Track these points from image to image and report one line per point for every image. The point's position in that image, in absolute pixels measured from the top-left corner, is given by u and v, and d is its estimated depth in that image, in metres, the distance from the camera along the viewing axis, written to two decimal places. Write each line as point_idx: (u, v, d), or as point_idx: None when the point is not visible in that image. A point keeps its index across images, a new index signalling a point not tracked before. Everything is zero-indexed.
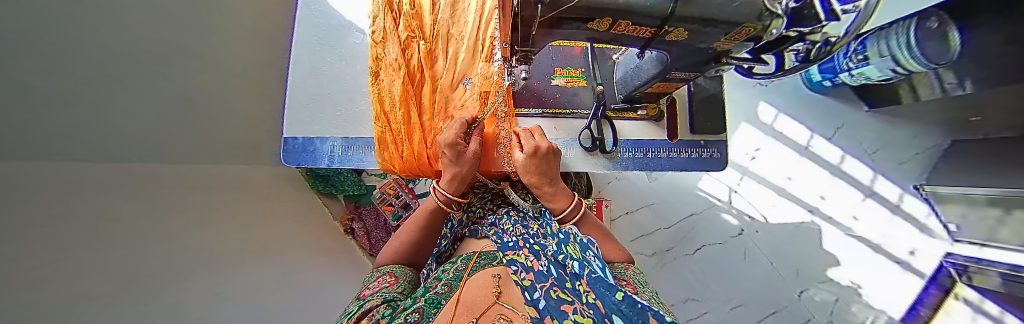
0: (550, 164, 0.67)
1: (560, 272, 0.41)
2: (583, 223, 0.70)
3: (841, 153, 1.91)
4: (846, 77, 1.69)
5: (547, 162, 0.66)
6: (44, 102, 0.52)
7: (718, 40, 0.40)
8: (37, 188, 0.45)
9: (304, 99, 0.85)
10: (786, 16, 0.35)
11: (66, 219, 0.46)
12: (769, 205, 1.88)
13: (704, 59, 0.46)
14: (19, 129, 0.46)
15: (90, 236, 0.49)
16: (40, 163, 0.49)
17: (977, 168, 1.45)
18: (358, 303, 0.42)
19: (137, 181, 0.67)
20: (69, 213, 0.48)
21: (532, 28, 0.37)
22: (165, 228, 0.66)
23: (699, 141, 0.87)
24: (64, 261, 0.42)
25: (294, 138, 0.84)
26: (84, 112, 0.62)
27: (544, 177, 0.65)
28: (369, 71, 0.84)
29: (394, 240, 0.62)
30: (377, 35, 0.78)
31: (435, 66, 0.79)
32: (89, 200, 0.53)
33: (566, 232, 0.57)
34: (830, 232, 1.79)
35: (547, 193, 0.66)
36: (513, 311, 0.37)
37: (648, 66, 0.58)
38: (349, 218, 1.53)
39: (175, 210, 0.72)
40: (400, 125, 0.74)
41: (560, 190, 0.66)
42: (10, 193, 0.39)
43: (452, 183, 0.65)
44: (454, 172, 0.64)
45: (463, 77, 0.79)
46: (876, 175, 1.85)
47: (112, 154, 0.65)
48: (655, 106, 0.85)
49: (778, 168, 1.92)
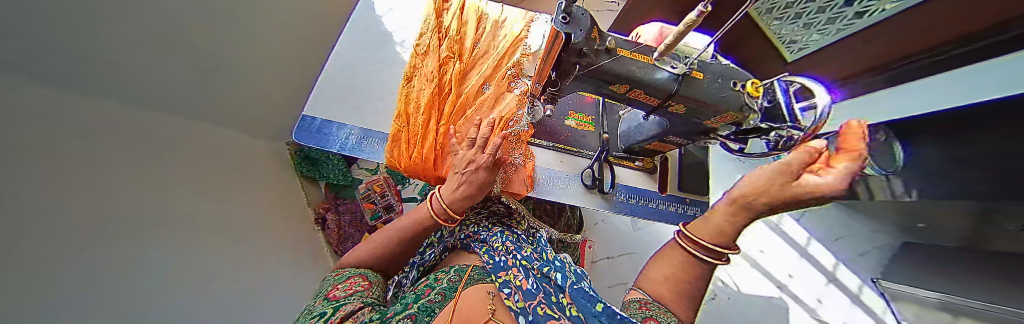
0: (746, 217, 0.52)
1: (546, 287, 0.47)
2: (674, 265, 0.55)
3: (807, 234, 2.07)
4: None
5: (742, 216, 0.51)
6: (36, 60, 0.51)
7: (709, 119, 0.50)
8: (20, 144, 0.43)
9: (331, 90, 0.90)
10: (759, 113, 0.46)
11: (11, 167, 0.43)
12: (741, 274, 1.96)
13: (694, 131, 0.58)
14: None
15: (33, 194, 0.45)
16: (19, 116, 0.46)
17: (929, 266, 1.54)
18: (333, 305, 0.43)
19: (110, 148, 0.64)
20: (15, 160, 0.44)
21: (564, 82, 0.48)
22: (113, 192, 0.61)
23: (684, 198, 1.00)
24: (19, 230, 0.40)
25: (313, 118, 0.85)
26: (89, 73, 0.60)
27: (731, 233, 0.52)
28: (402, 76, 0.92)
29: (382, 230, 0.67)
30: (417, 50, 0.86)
31: (465, 82, 0.86)
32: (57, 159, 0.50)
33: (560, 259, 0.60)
34: (797, 312, 1.83)
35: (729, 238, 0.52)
36: None
37: (649, 126, 0.68)
38: (324, 208, 1.57)
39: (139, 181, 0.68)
40: (418, 127, 0.80)
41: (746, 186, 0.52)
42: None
43: (455, 194, 0.64)
44: (464, 180, 0.64)
45: (485, 83, 0.87)
46: (837, 262, 1.99)
47: (64, 103, 0.60)
48: (651, 160, 0.99)
49: (751, 240, 2.05)
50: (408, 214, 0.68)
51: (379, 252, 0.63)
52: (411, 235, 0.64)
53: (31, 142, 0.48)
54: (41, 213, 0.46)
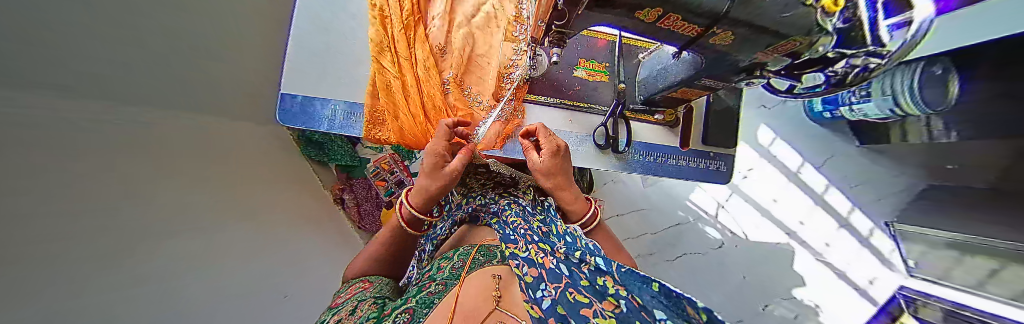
0: (566, 164, 0.71)
1: (573, 270, 0.42)
2: (596, 230, 0.72)
3: (826, 182, 1.98)
4: (846, 111, 1.72)
5: (563, 162, 0.71)
6: (65, 67, 0.53)
7: (761, 51, 0.45)
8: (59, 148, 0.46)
9: (304, 59, 0.78)
10: (835, 35, 0.37)
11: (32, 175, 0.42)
12: (752, 224, 1.96)
13: (741, 66, 0.53)
14: (21, 87, 0.44)
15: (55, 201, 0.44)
16: (51, 119, 0.48)
17: (974, 212, 1.49)
18: (333, 312, 0.48)
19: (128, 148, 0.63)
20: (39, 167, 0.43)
21: (580, 9, 0.41)
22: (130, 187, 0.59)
23: (708, 152, 1.00)
24: (48, 233, 0.42)
25: (293, 96, 0.77)
26: (98, 72, 0.60)
27: (562, 175, 0.69)
28: (365, 24, 0.80)
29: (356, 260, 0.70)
30: (386, 12, 0.75)
31: (427, 13, 0.79)
32: (95, 159, 0.54)
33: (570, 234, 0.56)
34: (803, 257, 1.86)
35: (566, 196, 0.70)
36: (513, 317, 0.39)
37: (683, 67, 0.65)
38: (340, 189, 1.67)
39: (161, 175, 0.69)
40: (394, 80, 0.74)
41: (565, 174, 0.70)
42: (6, 153, 0.37)
43: (421, 199, 0.64)
44: (425, 184, 0.62)
45: (453, 13, 0.81)
46: (853, 208, 1.94)
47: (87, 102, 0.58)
48: (672, 112, 0.96)
49: (767, 190, 1.99)
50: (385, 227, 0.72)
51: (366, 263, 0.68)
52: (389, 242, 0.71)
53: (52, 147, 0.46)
54: (60, 219, 0.45)
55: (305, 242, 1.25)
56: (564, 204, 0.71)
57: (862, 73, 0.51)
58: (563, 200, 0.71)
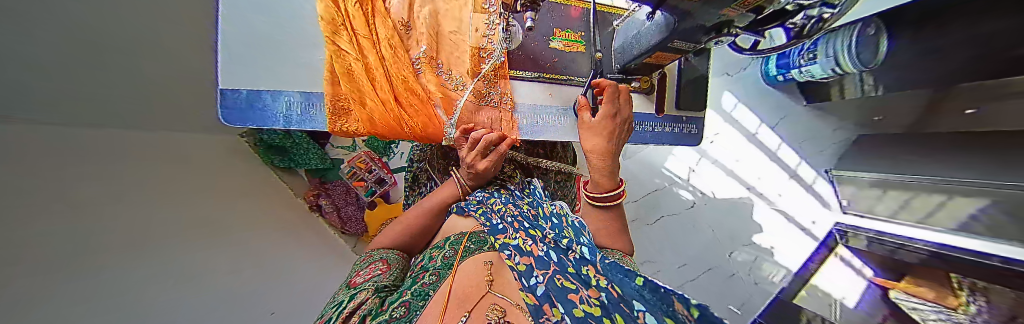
0: (611, 134, 0.78)
1: (560, 258, 0.43)
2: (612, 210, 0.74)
3: (779, 140, 2.20)
4: (796, 72, 1.86)
5: (619, 128, 0.79)
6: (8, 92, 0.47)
7: (730, 6, 0.48)
8: (16, 172, 0.42)
9: (249, 46, 0.68)
10: None
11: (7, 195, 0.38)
12: (718, 183, 2.15)
13: (711, 25, 0.57)
14: None
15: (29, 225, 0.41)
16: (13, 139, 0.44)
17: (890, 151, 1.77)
18: (352, 291, 0.49)
19: (74, 166, 0.55)
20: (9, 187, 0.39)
21: None
22: (85, 208, 0.54)
23: (681, 117, 1.05)
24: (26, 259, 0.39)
25: (236, 91, 0.69)
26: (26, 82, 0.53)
27: (606, 150, 0.74)
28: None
29: (385, 233, 0.73)
30: None
31: None
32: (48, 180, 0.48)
33: (556, 214, 0.59)
34: (761, 206, 2.09)
35: (599, 165, 0.73)
36: (505, 301, 0.41)
37: (654, 30, 0.68)
38: (314, 195, 1.52)
39: (123, 191, 0.63)
40: (355, 64, 0.65)
41: (608, 141, 0.77)
42: None
43: (472, 180, 0.76)
44: (483, 174, 0.75)
45: None
46: (800, 162, 2.19)
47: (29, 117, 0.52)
48: (648, 79, 0.98)
49: (730, 151, 2.18)
50: (439, 192, 0.79)
51: (402, 232, 0.73)
52: (437, 206, 0.76)
53: (15, 164, 0.42)
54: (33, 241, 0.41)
55: (288, 250, 1.18)
56: (592, 171, 0.75)
57: (818, 23, 0.55)
58: (593, 166, 0.75)
